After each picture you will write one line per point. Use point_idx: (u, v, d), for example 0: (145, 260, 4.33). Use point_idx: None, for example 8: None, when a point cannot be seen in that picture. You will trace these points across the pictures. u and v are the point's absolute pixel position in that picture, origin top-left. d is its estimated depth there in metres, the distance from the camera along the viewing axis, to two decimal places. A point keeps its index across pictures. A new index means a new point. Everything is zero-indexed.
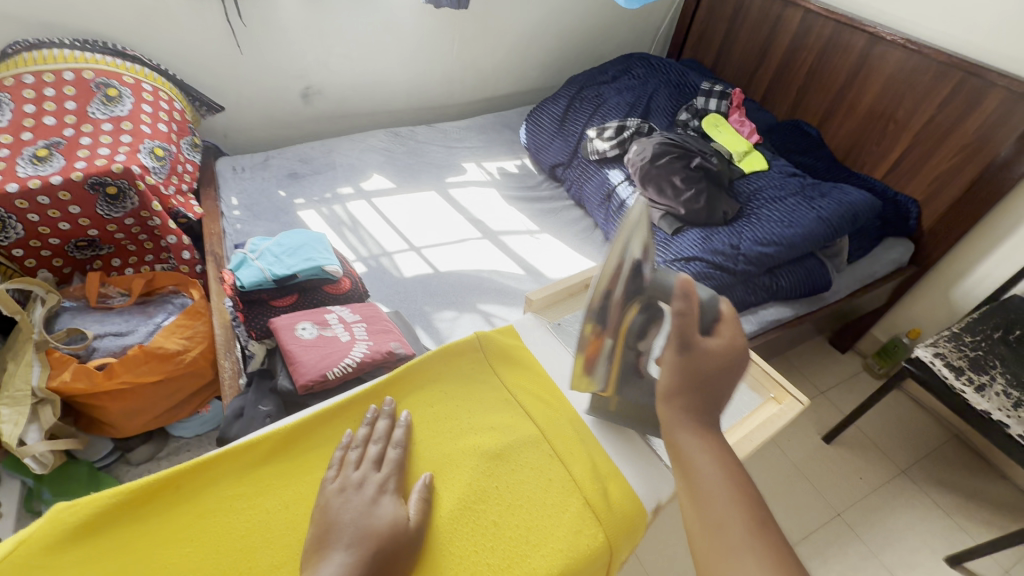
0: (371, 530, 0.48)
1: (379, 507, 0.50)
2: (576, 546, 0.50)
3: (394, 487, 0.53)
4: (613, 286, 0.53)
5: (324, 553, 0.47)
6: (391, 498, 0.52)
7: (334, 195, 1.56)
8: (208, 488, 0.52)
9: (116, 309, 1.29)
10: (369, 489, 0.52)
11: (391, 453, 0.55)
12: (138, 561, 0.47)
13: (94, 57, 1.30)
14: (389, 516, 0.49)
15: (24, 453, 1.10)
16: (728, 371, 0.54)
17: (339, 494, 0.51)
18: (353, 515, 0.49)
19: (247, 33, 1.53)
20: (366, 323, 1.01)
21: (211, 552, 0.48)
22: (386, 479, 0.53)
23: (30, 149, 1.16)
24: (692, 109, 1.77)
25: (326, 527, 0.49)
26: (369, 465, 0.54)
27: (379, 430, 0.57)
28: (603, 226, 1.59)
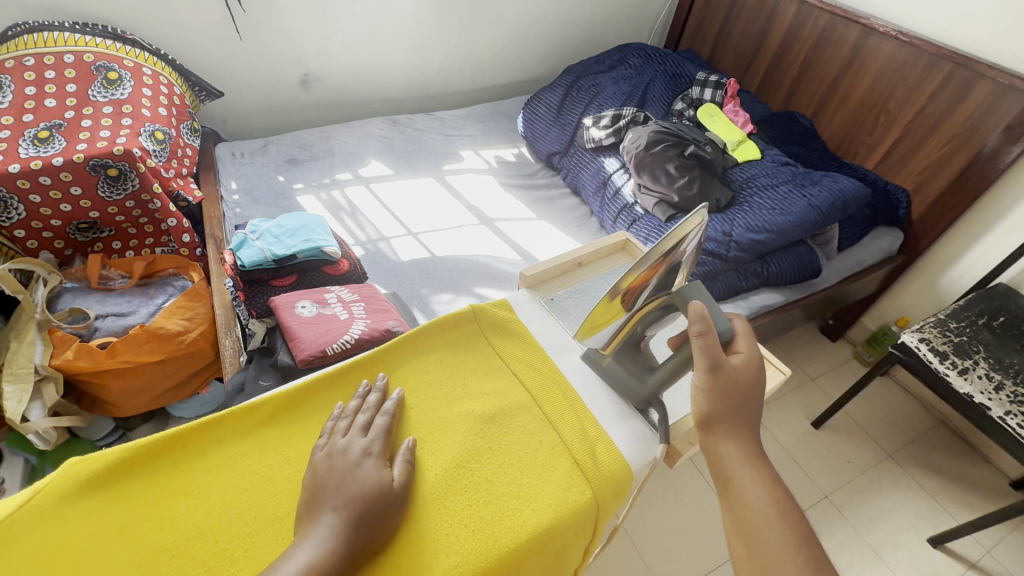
0: (356, 491, 0.50)
1: (363, 471, 0.52)
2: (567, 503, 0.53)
3: (378, 451, 0.54)
4: (657, 265, 0.58)
5: (312, 517, 0.48)
6: (380, 460, 0.53)
7: (333, 181, 1.58)
8: (215, 446, 0.55)
9: (118, 290, 1.31)
10: (355, 454, 0.53)
11: (378, 420, 0.57)
12: (150, 509, 0.49)
13: (94, 40, 1.32)
14: (373, 477, 0.51)
15: (29, 430, 1.12)
16: (755, 386, 0.57)
17: (326, 459, 0.53)
18: (337, 479, 0.51)
19: (246, 18, 1.54)
20: (364, 302, 1.03)
21: (219, 503, 0.51)
22: (373, 442, 0.55)
23: (31, 131, 1.18)
24: (687, 99, 1.79)
25: (314, 490, 0.50)
26: (356, 431, 0.56)
27: (370, 402, 0.59)
28: (598, 213, 1.61)
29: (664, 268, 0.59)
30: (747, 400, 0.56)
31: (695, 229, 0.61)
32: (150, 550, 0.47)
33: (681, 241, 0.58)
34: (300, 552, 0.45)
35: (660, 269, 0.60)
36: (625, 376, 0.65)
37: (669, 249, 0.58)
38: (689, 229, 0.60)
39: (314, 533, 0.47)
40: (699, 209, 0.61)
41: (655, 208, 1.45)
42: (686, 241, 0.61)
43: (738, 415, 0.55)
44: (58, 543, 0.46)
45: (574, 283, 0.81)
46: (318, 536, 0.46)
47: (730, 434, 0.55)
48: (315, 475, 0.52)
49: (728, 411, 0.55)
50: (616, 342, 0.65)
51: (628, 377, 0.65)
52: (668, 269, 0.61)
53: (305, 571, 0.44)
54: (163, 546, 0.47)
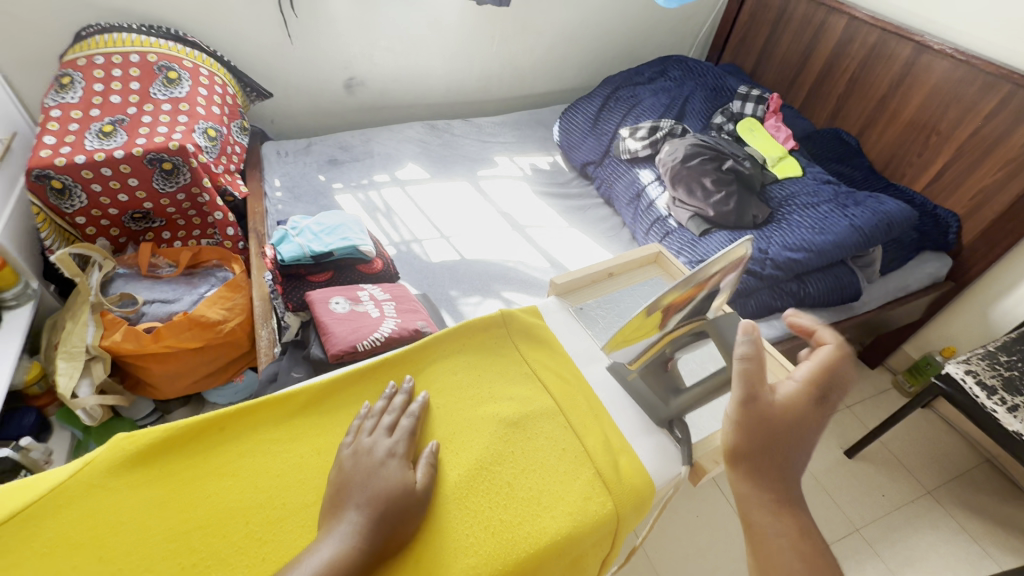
0: (379, 490, 0.51)
1: (388, 470, 0.53)
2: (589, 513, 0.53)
3: (402, 451, 0.55)
4: (697, 289, 0.58)
5: (336, 513, 0.49)
6: (405, 460, 0.54)
7: (370, 182, 1.62)
8: (250, 432, 0.57)
9: (165, 278, 1.38)
10: (380, 455, 0.54)
11: (403, 421, 0.58)
12: (188, 487, 0.52)
13: (158, 42, 1.40)
14: (396, 477, 0.52)
15: (77, 405, 1.20)
16: (806, 423, 0.53)
17: (352, 456, 0.54)
18: (363, 476, 0.52)
19: (298, 23, 1.61)
20: (395, 302, 1.06)
21: (250, 488, 0.53)
22: (397, 444, 0.55)
23: (97, 125, 1.26)
24: (727, 112, 1.76)
25: (339, 486, 0.52)
26: (382, 431, 0.57)
27: (396, 403, 0.60)
28: (630, 224, 1.60)
29: (704, 295, 0.59)
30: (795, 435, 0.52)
31: (735, 261, 0.61)
32: (185, 526, 0.49)
33: (722, 271, 0.59)
34: (323, 548, 0.46)
35: (699, 296, 0.59)
36: (649, 393, 0.64)
37: (713, 273, 0.58)
38: (730, 260, 0.60)
39: (338, 528, 0.48)
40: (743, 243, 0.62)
41: (689, 222, 1.44)
42: (728, 271, 0.61)
43: (777, 451, 0.52)
44: (102, 513, 0.49)
45: (604, 293, 0.80)
46: (341, 532, 0.47)
47: (760, 472, 0.51)
48: (340, 470, 0.53)
49: (755, 444, 0.52)
50: (643, 359, 0.64)
51: (653, 396, 0.64)
52: (706, 295, 0.60)
53: (325, 568, 0.45)
54: (197, 524, 0.49)
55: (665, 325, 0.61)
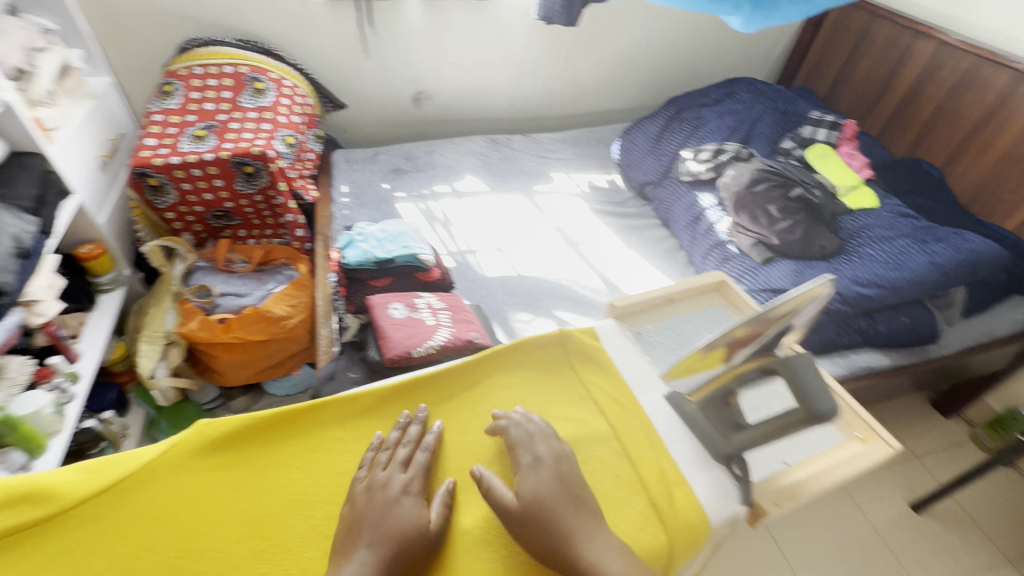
0: (392, 529, 0.51)
1: (404, 506, 0.53)
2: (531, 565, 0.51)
3: (416, 490, 0.55)
4: (766, 327, 0.60)
5: (347, 550, 0.49)
6: (421, 498, 0.55)
7: (431, 192, 1.67)
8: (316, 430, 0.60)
9: (238, 273, 1.46)
10: (394, 490, 0.54)
11: (419, 456, 0.58)
12: (257, 475, 0.55)
13: (250, 55, 1.52)
14: (414, 516, 0.52)
15: (153, 385, 1.32)
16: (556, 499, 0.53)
17: (366, 491, 0.54)
18: (376, 514, 0.52)
19: (375, 39, 1.70)
20: (450, 311, 1.09)
21: (302, 486, 0.55)
22: (414, 481, 0.56)
23: (192, 129, 1.37)
24: (797, 137, 1.70)
25: (353, 521, 0.52)
26: (399, 466, 0.57)
27: (411, 435, 0.60)
28: (687, 247, 1.57)
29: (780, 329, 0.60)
30: (574, 486, 0.55)
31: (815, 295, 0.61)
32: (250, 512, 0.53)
33: (794, 308, 0.60)
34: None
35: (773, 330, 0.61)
36: (709, 428, 0.61)
37: (786, 311, 0.59)
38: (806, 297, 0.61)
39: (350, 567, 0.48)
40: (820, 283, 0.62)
41: (751, 249, 1.40)
42: (801, 310, 0.62)
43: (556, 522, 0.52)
44: (182, 492, 0.53)
45: (663, 319, 0.78)
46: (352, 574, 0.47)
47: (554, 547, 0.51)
48: (363, 503, 0.53)
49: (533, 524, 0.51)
50: (705, 391, 0.64)
51: (711, 429, 0.61)
52: (777, 332, 0.61)
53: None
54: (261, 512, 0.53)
55: (732, 358, 0.62)
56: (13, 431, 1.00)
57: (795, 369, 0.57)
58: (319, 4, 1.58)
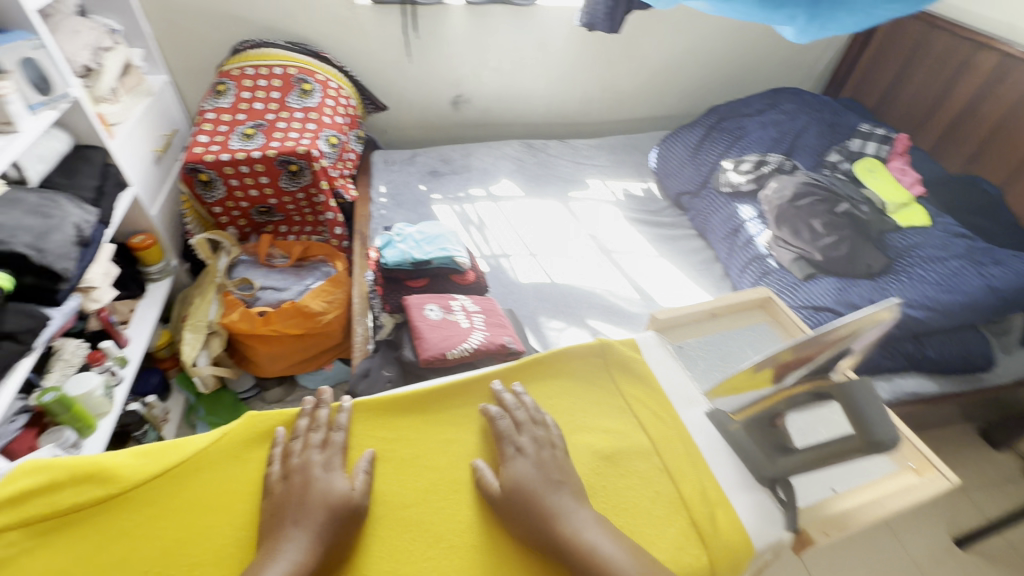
0: (321, 503, 0.53)
1: (328, 480, 0.56)
2: (533, 558, 0.53)
3: (336, 466, 0.58)
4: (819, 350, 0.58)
5: (273, 533, 0.52)
6: (341, 470, 0.57)
7: (467, 196, 1.68)
8: (360, 427, 0.63)
9: (278, 268, 1.51)
10: (313, 466, 0.57)
11: (335, 436, 0.60)
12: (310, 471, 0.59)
13: (298, 57, 1.56)
14: (339, 493, 0.55)
15: (194, 373, 1.37)
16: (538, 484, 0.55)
17: (283, 479, 0.56)
18: (296, 497, 0.54)
19: (418, 43, 1.73)
20: (484, 315, 1.09)
21: (247, 474, 0.58)
22: (332, 458, 0.58)
23: (242, 128, 1.42)
24: (844, 151, 1.64)
25: (276, 508, 0.54)
26: (316, 447, 0.59)
27: (321, 417, 0.62)
28: (724, 260, 1.54)
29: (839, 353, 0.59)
30: (553, 471, 0.57)
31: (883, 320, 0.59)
32: None
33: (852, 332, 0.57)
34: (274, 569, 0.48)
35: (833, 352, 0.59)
36: (753, 448, 0.60)
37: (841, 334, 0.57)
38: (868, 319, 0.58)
39: (284, 548, 0.50)
40: (885, 304, 0.59)
41: (792, 264, 1.36)
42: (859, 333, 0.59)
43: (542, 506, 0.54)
44: (227, 485, 0.57)
45: (704, 334, 0.77)
46: (288, 560, 0.49)
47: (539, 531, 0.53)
48: (291, 486, 0.55)
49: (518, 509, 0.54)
50: (750, 411, 0.62)
51: (756, 451, 0.60)
52: (832, 354, 0.60)
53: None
54: None
55: (780, 379, 0.61)
56: (66, 410, 1.05)
57: (852, 395, 0.60)
58: (366, 8, 1.61)
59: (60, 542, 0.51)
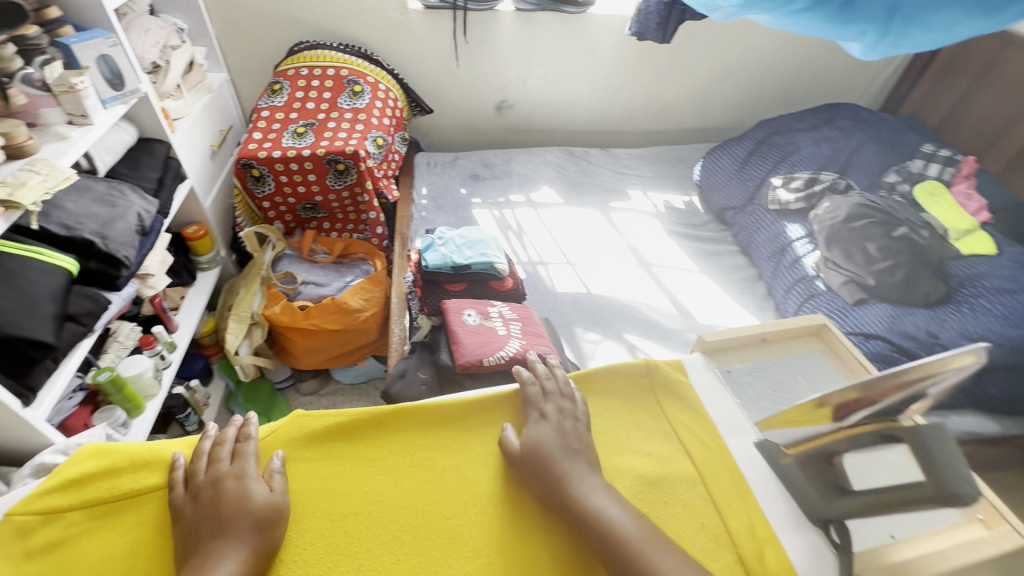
0: (242, 509, 0.53)
1: (245, 488, 0.55)
2: (549, 520, 0.56)
3: (250, 471, 0.57)
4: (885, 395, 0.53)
5: (189, 550, 0.51)
6: (255, 475, 0.57)
7: (506, 201, 1.69)
8: (398, 413, 0.65)
9: (320, 264, 1.54)
10: (226, 478, 0.56)
11: (246, 446, 0.60)
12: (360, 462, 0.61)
13: (351, 59, 1.60)
14: (260, 500, 0.54)
15: (237, 361, 1.42)
16: (549, 450, 0.58)
17: (192, 499, 0.55)
18: (211, 507, 0.53)
19: (467, 48, 1.74)
20: (522, 323, 1.09)
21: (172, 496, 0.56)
22: (244, 466, 0.58)
23: (294, 126, 1.47)
24: (903, 171, 1.56)
25: (191, 523, 0.52)
26: (224, 459, 0.59)
27: (230, 434, 0.61)
28: (768, 279, 1.50)
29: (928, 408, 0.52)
30: (573, 441, 0.60)
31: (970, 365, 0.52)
32: (342, 509, 0.56)
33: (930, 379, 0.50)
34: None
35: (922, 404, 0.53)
36: (806, 484, 0.58)
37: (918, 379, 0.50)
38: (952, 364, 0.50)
39: (213, 564, 0.49)
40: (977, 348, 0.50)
41: (841, 287, 1.33)
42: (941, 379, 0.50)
43: (553, 472, 0.57)
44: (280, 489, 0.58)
45: (754, 359, 0.74)
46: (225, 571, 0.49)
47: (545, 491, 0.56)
48: (200, 502, 0.54)
49: (529, 470, 0.58)
50: (803, 445, 0.60)
51: (810, 488, 0.58)
52: (904, 399, 0.52)
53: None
54: (350, 510, 0.56)
55: (845, 419, 0.56)
56: (117, 390, 1.09)
57: (925, 442, 0.52)
58: (418, 12, 1.64)
59: (115, 524, 0.54)
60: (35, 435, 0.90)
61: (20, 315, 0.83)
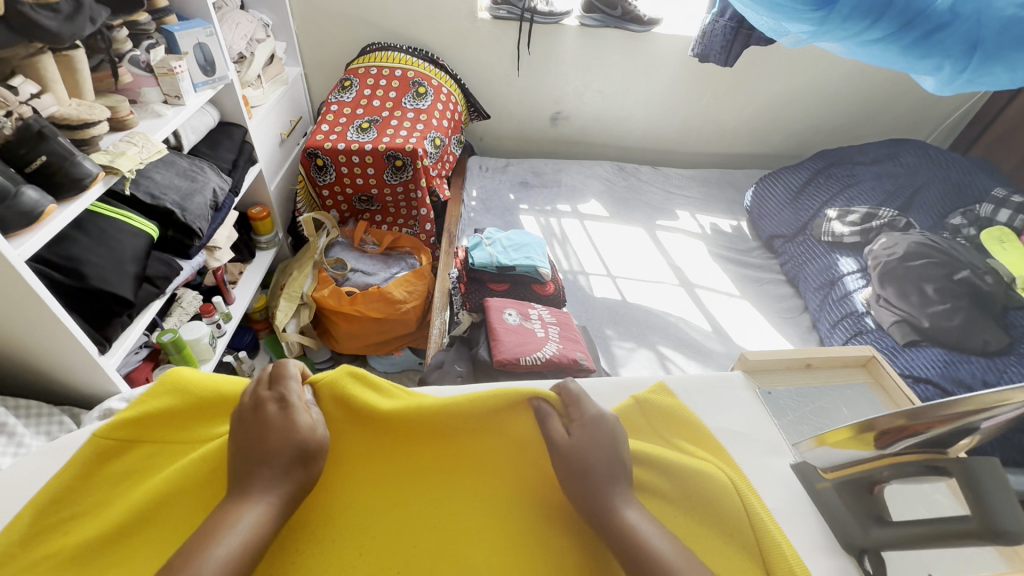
0: (284, 440, 0.50)
1: (286, 420, 0.52)
2: (567, 525, 0.56)
3: (294, 399, 0.54)
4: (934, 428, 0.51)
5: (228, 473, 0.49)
6: (298, 402, 0.54)
7: (554, 210, 1.72)
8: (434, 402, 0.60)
9: (369, 254, 1.61)
10: (269, 402, 0.53)
11: (291, 376, 0.57)
12: (399, 446, 0.59)
13: (418, 62, 1.68)
14: (303, 433, 0.52)
15: (284, 337, 1.49)
16: (587, 458, 0.54)
17: (236, 417, 0.53)
18: (254, 433, 0.51)
19: (529, 59, 1.79)
20: (559, 327, 1.11)
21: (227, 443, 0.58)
22: (287, 392, 0.54)
23: (359, 122, 1.54)
24: (970, 215, 1.51)
25: (235, 445, 0.51)
26: (270, 380, 0.56)
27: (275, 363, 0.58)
28: (813, 311, 1.44)
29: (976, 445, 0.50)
30: (616, 455, 0.55)
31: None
32: (379, 490, 0.57)
33: (990, 418, 0.48)
34: (250, 513, 0.46)
35: (975, 439, 0.51)
36: (844, 512, 0.57)
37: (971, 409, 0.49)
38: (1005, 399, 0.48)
39: (257, 494, 0.47)
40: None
41: (892, 326, 1.27)
42: (997, 413, 0.48)
43: (588, 482, 0.53)
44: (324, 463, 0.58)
45: (797, 384, 0.74)
46: (262, 502, 0.47)
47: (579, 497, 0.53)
48: (246, 424, 0.51)
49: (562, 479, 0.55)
50: (842, 472, 0.59)
51: (847, 517, 0.57)
52: (953, 431, 0.50)
53: (252, 532, 0.45)
54: (389, 491, 0.57)
55: (889, 448, 0.54)
56: (178, 351, 1.17)
57: (976, 481, 0.46)
58: (486, 21, 1.70)
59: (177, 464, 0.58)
60: (106, 382, 0.97)
61: (108, 270, 0.92)
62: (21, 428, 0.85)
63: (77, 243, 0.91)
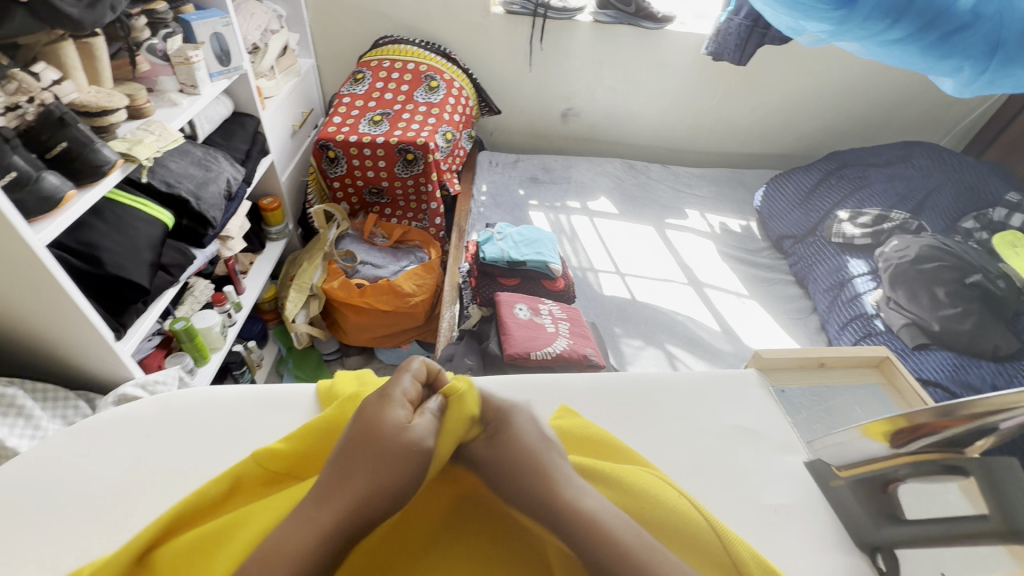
0: (367, 434, 0.42)
1: (377, 414, 0.44)
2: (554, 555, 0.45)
3: (397, 395, 0.46)
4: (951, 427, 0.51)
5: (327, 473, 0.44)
6: (401, 399, 0.46)
7: (563, 206, 1.72)
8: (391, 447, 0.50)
9: (379, 247, 1.61)
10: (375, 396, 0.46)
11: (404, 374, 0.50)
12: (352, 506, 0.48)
13: (431, 56, 1.68)
14: (393, 432, 0.42)
15: (293, 328, 1.50)
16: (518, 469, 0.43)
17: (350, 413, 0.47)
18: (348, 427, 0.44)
19: (541, 55, 1.79)
20: (570, 323, 1.11)
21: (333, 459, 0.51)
22: (393, 386, 0.47)
23: (371, 114, 1.54)
24: (982, 219, 1.49)
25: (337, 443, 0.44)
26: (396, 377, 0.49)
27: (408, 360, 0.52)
28: (822, 312, 1.44)
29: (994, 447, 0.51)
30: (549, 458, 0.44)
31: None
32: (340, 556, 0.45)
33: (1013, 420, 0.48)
34: (309, 516, 0.38)
35: (991, 442, 0.51)
36: (857, 510, 0.58)
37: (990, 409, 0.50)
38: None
39: (324, 494, 0.39)
40: None
41: (902, 329, 1.27)
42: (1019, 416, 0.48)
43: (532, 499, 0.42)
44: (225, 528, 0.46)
45: (810, 383, 0.75)
46: (321, 508, 0.39)
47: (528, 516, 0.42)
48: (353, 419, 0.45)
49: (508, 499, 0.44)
50: (859, 469, 0.59)
51: (862, 516, 0.57)
52: (973, 432, 0.51)
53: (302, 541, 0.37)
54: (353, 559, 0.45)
55: (908, 445, 0.55)
56: (189, 339, 1.18)
57: None
58: (500, 16, 1.70)
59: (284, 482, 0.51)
60: (121, 368, 0.98)
61: (125, 258, 0.93)
62: (38, 412, 0.86)
63: (94, 229, 0.92)
